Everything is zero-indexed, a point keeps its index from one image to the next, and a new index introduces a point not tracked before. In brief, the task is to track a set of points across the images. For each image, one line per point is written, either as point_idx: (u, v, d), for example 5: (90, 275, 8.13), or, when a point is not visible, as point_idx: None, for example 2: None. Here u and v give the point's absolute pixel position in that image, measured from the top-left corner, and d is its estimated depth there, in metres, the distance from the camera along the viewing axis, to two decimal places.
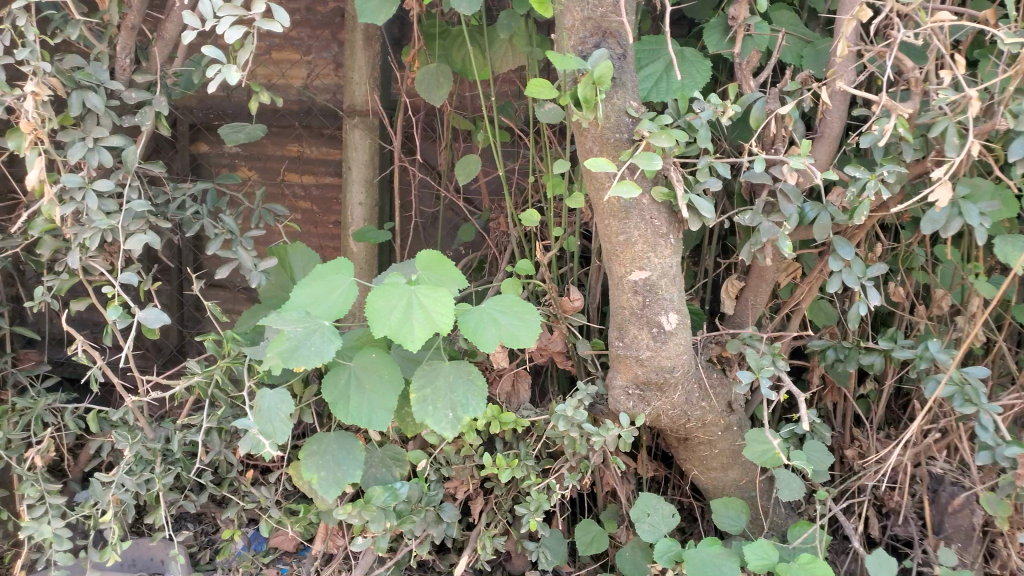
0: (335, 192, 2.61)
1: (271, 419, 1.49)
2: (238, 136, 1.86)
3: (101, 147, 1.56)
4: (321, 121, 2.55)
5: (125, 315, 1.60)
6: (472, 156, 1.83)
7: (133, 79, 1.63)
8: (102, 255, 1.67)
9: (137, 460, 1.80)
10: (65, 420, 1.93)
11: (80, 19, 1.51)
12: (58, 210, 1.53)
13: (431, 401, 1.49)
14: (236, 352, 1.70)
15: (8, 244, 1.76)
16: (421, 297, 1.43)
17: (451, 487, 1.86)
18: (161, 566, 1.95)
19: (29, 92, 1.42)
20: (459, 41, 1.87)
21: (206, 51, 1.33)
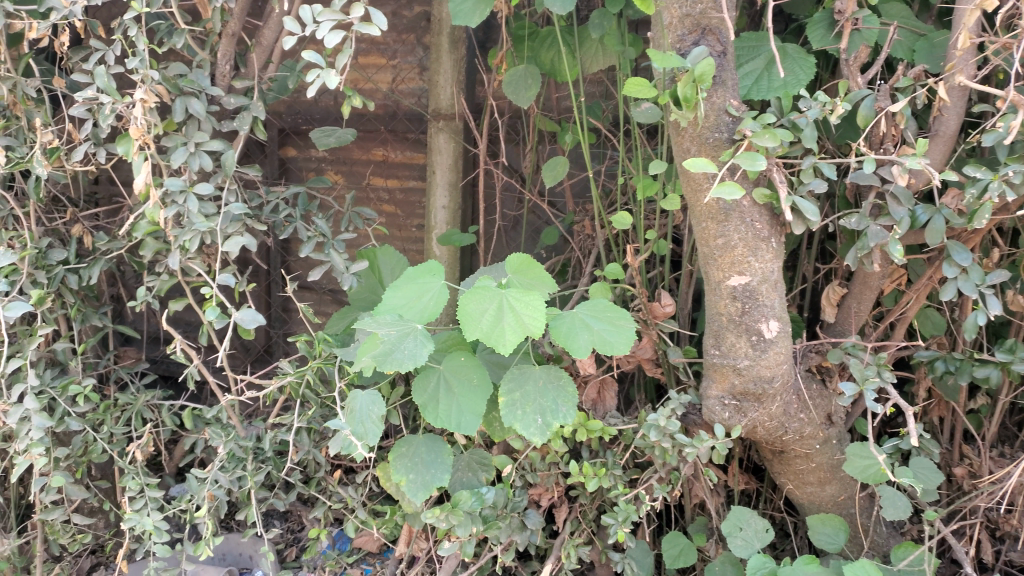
0: (418, 196, 2.62)
1: (362, 420, 1.50)
2: (329, 140, 1.90)
3: (202, 152, 1.60)
4: (406, 125, 2.55)
5: (222, 316, 1.64)
6: (560, 157, 1.79)
7: (233, 85, 1.66)
8: (201, 257, 1.72)
9: (230, 458, 1.84)
10: (163, 416, 1.99)
11: (185, 28, 1.55)
12: (162, 213, 1.57)
13: (520, 406, 1.46)
14: (328, 353, 1.74)
15: (114, 245, 1.83)
16: (512, 300, 1.40)
17: (536, 493, 1.83)
18: (250, 562, 2.00)
19: (138, 98, 1.47)
20: (549, 42, 1.85)
21: (306, 56, 1.34)
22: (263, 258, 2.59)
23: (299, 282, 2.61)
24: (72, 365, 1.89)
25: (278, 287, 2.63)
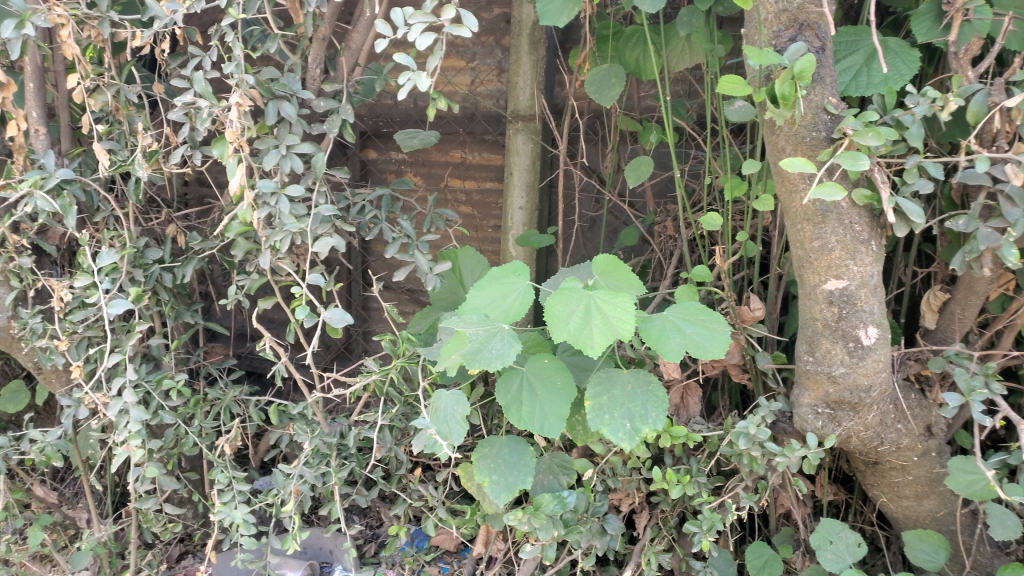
0: (495, 197, 2.63)
1: (447, 420, 1.51)
2: (413, 142, 1.93)
3: (293, 154, 1.64)
4: (484, 127, 2.55)
5: (311, 315, 1.67)
6: (645, 157, 1.77)
7: (322, 88, 1.69)
8: (290, 257, 1.76)
9: (314, 454, 1.87)
10: (250, 411, 2.04)
11: (279, 33, 1.58)
12: (255, 214, 1.62)
13: (607, 410, 1.43)
14: (411, 352, 1.77)
15: (207, 244, 1.89)
16: (600, 302, 1.38)
17: (616, 499, 1.82)
18: (330, 556, 2.03)
19: (235, 102, 1.51)
20: (633, 41, 1.82)
21: (398, 59, 1.36)
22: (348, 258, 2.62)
23: (385, 282, 2.63)
24: (166, 360, 1.95)
25: (359, 287, 2.64)
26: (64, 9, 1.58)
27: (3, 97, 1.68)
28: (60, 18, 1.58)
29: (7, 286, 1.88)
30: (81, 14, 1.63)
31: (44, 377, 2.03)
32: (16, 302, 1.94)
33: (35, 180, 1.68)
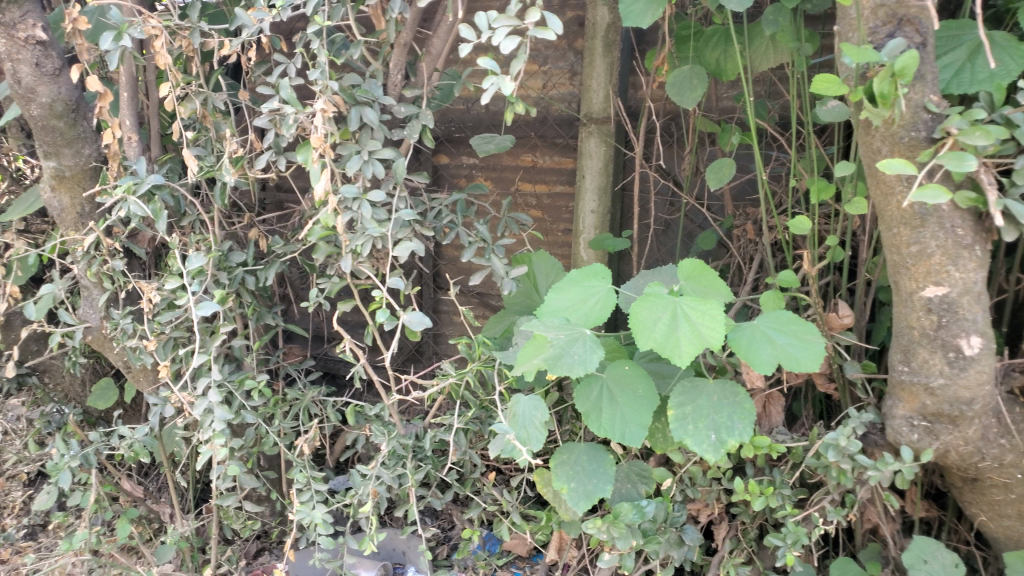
0: (566, 201, 2.58)
1: (526, 425, 1.50)
2: (489, 147, 1.93)
3: (375, 159, 1.66)
4: (556, 130, 2.53)
5: (390, 319, 1.69)
6: (727, 159, 1.73)
7: (403, 93, 1.71)
8: (370, 261, 1.78)
9: (391, 455, 1.88)
10: (328, 411, 2.08)
11: (362, 40, 1.61)
12: (338, 218, 1.64)
13: (691, 420, 1.41)
14: (487, 356, 1.77)
15: (289, 248, 1.94)
16: (687, 309, 1.36)
17: (695, 508, 1.77)
18: (403, 557, 2.05)
19: (320, 109, 1.54)
20: (715, 41, 1.79)
21: (482, 64, 1.35)
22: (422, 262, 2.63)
23: (461, 285, 2.60)
24: (248, 361, 2.00)
25: (434, 291, 2.67)
26: (158, 21, 1.65)
27: (101, 106, 1.76)
28: (155, 29, 1.65)
29: (101, 287, 1.96)
30: (174, 26, 1.69)
31: (133, 375, 2.11)
32: (109, 302, 2.02)
33: (129, 185, 1.75)
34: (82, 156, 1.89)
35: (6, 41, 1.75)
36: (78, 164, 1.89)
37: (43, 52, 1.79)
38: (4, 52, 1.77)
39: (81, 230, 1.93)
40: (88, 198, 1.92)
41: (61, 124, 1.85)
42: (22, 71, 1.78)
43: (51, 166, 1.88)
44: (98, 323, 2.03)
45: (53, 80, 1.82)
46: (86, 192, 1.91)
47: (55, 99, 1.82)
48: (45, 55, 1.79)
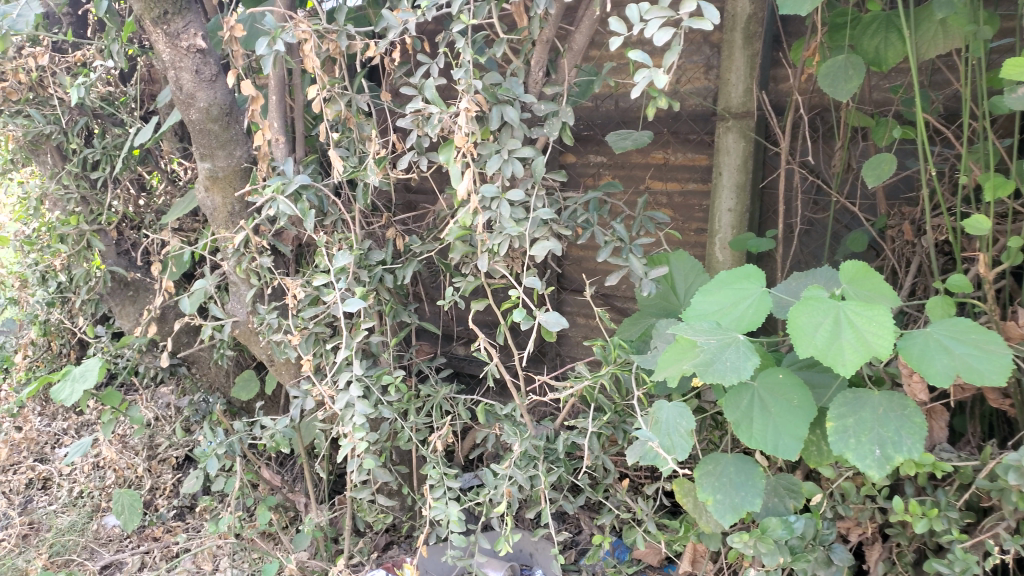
0: (699, 199, 2.48)
1: (670, 433, 1.46)
2: (626, 143, 1.91)
3: (514, 158, 1.65)
4: (689, 126, 2.44)
5: (526, 318, 1.67)
6: (887, 154, 1.61)
7: (544, 91, 1.70)
8: (505, 260, 1.78)
9: (524, 455, 1.87)
10: (459, 409, 2.10)
11: (505, 37, 1.61)
12: (477, 217, 1.65)
13: (853, 433, 1.32)
14: (623, 358, 1.72)
15: (429, 246, 1.99)
16: (850, 313, 1.27)
17: (845, 527, 1.66)
18: (529, 559, 2.05)
19: (464, 108, 1.55)
20: (873, 29, 1.67)
21: (633, 56, 1.32)
22: (555, 262, 2.56)
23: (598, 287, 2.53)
24: (384, 357, 2.04)
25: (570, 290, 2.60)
26: (307, 25, 1.70)
27: (252, 109, 1.84)
28: (305, 33, 1.70)
29: (248, 284, 2.06)
30: (322, 29, 1.74)
31: (276, 368, 2.20)
32: (255, 298, 2.12)
33: (278, 186, 1.82)
34: (234, 158, 1.98)
35: (170, 49, 1.85)
36: (230, 166, 1.98)
37: (202, 60, 1.89)
38: (167, 61, 1.87)
39: (232, 229, 2.02)
40: (238, 197, 2.01)
41: (215, 127, 1.94)
42: (183, 78, 1.89)
43: (206, 167, 1.98)
44: (245, 317, 2.13)
45: (210, 86, 1.91)
46: (237, 192, 2.00)
47: (212, 103, 1.92)
48: (204, 62, 1.89)
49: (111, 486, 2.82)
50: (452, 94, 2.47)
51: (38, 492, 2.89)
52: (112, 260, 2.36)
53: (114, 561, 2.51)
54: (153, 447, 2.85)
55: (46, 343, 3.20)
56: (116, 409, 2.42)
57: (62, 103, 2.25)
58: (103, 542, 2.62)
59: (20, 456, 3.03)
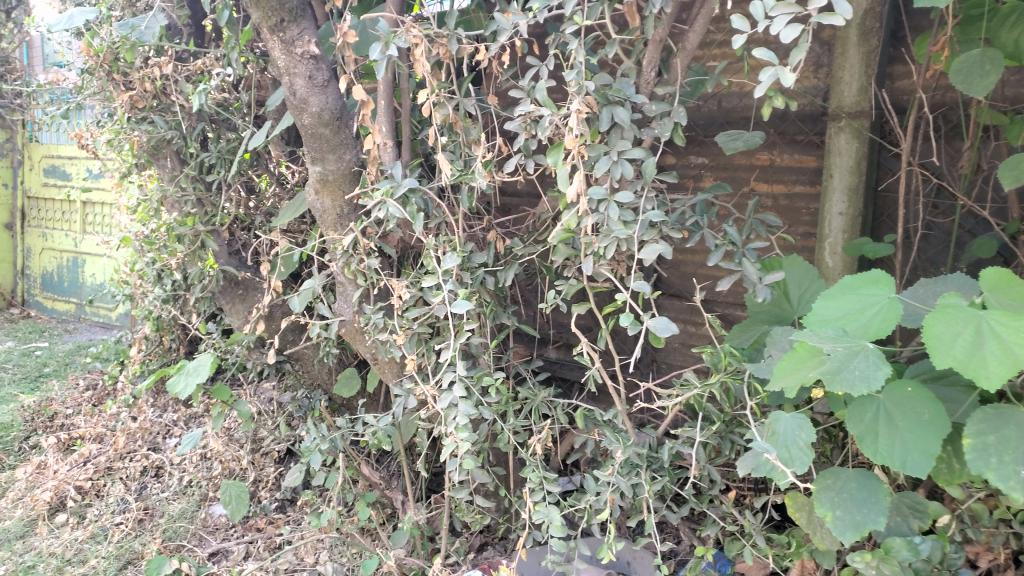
0: (807, 202, 2.33)
1: (788, 445, 1.41)
2: (737, 143, 1.89)
3: (624, 160, 1.62)
4: (797, 126, 2.31)
5: (634, 323, 1.64)
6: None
7: (655, 91, 1.67)
8: (610, 264, 1.75)
9: (626, 463, 1.85)
10: (558, 412, 2.08)
11: (617, 38, 1.59)
12: (585, 219, 1.63)
13: (994, 451, 1.24)
14: (735, 367, 1.69)
15: (530, 249, 1.99)
16: (993, 324, 1.19)
17: (974, 552, 1.56)
18: (628, 567, 2.01)
19: (575, 109, 1.53)
20: (1012, 21, 1.57)
21: (757, 55, 1.30)
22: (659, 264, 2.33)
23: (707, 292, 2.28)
24: (483, 358, 2.05)
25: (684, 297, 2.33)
26: (419, 30, 1.74)
27: (363, 114, 1.88)
28: (416, 38, 1.73)
29: (354, 284, 2.11)
30: (433, 34, 1.76)
31: (379, 367, 2.24)
32: (361, 298, 2.17)
33: (387, 189, 1.87)
34: (344, 161, 2.03)
35: (285, 56, 1.91)
36: (340, 169, 2.03)
37: (315, 66, 1.94)
38: (282, 67, 1.93)
39: (341, 230, 2.08)
40: (347, 200, 2.06)
41: (326, 131, 2.00)
42: (297, 83, 1.94)
43: (317, 170, 2.03)
44: (351, 317, 2.18)
45: (322, 91, 1.96)
46: (346, 195, 2.05)
47: (323, 108, 1.97)
48: (317, 68, 1.95)
49: (218, 477, 2.93)
50: (553, 96, 2.47)
51: (151, 479, 3.04)
52: (224, 259, 2.42)
53: (220, 549, 2.62)
54: (257, 440, 2.96)
55: (158, 338, 3.38)
56: (226, 402, 2.52)
57: (182, 109, 2.37)
58: (211, 530, 2.74)
59: (135, 444, 3.19)
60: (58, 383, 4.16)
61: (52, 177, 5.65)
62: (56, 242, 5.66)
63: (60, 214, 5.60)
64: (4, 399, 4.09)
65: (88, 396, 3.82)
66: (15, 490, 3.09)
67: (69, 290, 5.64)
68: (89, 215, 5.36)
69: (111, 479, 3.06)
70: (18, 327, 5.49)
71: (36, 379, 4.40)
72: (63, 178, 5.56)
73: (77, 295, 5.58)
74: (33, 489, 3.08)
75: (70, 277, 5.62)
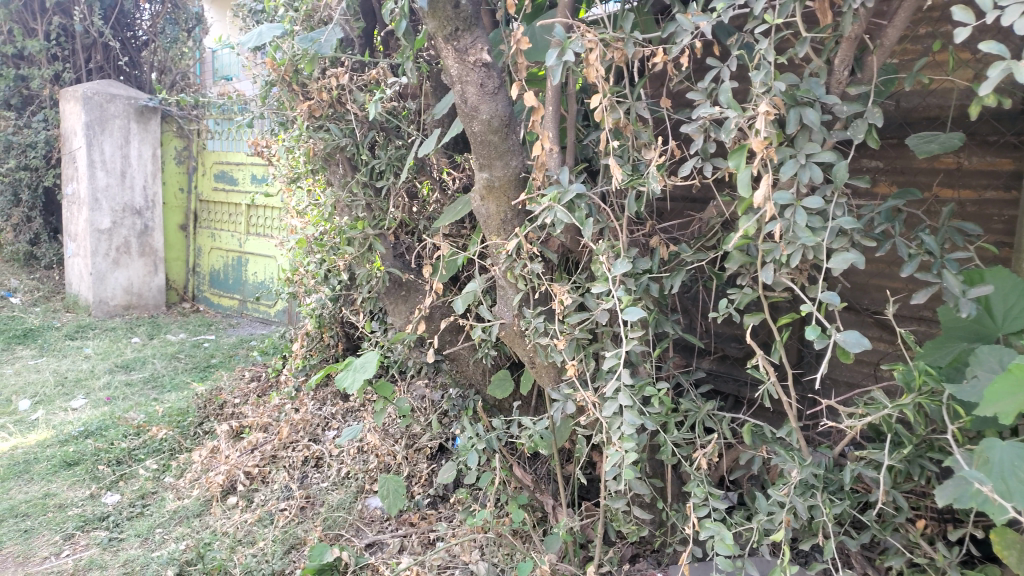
0: (1004, 210, 2.02)
1: (1005, 475, 1.31)
2: (932, 146, 1.76)
3: (812, 164, 1.55)
4: (992, 125, 2.02)
5: (821, 337, 1.56)
6: None
7: (847, 91, 1.58)
8: (791, 272, 1.68)
9: (802, 483, 1.76)
10: (724, 427, 2.01)
11: (809, 36, 1.51)
12: (769, 226, 1.57)
13: None
14: (931, 387, 1.56)
15: (700, 255, 1.91)
16: None
17: None
18: None
19: (763, 111, 1.47)
20: None
21: (986, 48, 1.24)
22: (843, 274, 2.11)
23: (901, 307, 2.04)
24: (644, 368, 2.00)
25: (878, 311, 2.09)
26: (594, 35, 1.73)
27: (534, 120, 1.89)
28: (592, 43, 1.73)
29: (516, 288, 2.13)
30: (609, 38, 1.75)
31: (536, 370, 2.26)
32: (521, 302, 2.19)
33: (555, 195, 1.87)
34: (510, 167, 2.05)
35: (459, 65, 1.96)
36: (507, 175, 2.06)
37: (487, 73, 1.97)
38: (455, 75, 1.98)
39: (505, 235, 2.10)
40: (512, 206, 2.09)
41: (495, 138, 2.02)
42: (469, 91, 1.98)
43: (484, 177, 2.07)
44: (511, 320, 2.21)
45: (492, 98, 1.99)
46: (511, 201, 2.08)
47: (493, 115, 1.99)
48: (488, 75, 1.97)
49: (374, 470, 3.05)
50: None
51: (312, 469, 3.21)
52: (389, 262, 2.53)
53: (376, 540, 2.71)
54: (411, 437, 3.07)
55: (319, 335, 3.58)
56: (387, 399, 2.62)
57: (356, 118, 2.49)
58: (367, 522, 2.85)
59: (298, 435, 3.38)
60: (227, 373, 4.48)
61: (221, 183, 6.10)
62: (224, 243, 6.11)
63: (228, 216, 6.04)
64: (179, 386, 4.46)
65: (254, 387, 4.09)
66: (193, 471, 3.35)
67: (233, 287, 6.07)
68: (254, 217, 5.77)
69: (276, 466, 3.25)
70: (189, 320, 5.97)
71: (206, 369, 4.77)
72: (231, 183, 5.99)
73: (241, 292, 5.99)
74: (208, 472, 3.33)
75: (234, 275, 6.05)
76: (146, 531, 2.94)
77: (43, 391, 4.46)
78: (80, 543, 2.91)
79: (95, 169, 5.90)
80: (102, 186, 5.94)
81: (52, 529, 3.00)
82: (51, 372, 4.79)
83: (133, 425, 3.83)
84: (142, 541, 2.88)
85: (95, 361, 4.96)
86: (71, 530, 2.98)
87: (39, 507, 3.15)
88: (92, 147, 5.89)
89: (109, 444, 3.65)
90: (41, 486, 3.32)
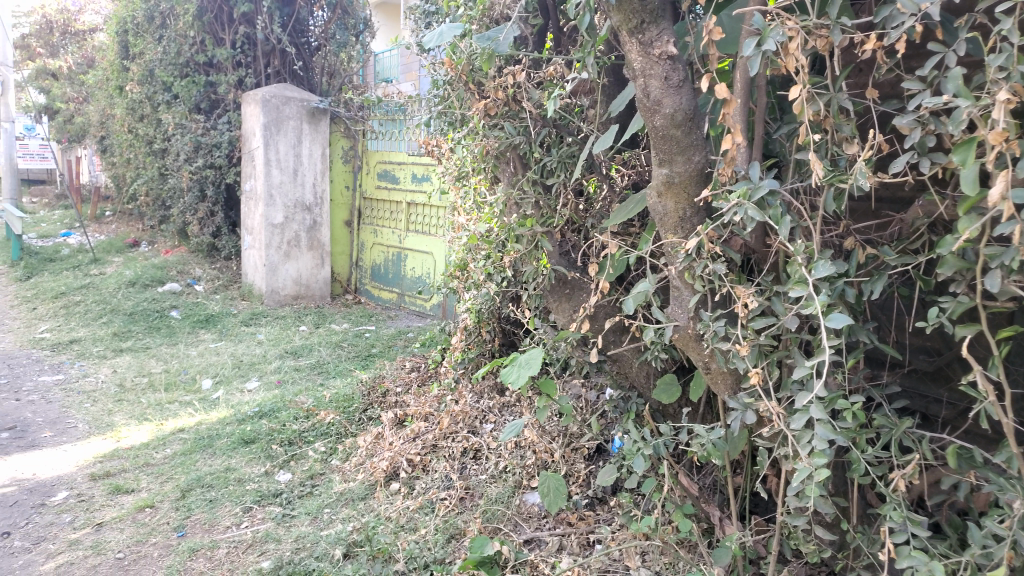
0: None
1: None
2: None
3: None
4: None
5: None
6: None
7: None
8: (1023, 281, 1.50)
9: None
10: (925, 447, 1.83)
11: None
12: (1001, 228, 1.40)
13: None
14: None
15: (906, 259, 1.75)
16: None
17: None
18: None
19: (1004, 100, 1.31)
20: None
21: None
22: None
23: None
24: (835, 378, 1.86)
25: None
26: (796, 22, 1.63)
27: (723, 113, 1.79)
28: (794, 31, 1.62)
29: (693, 289, 2.04)
30: (813, 25, 1.63)
31: (710, 377, 2.15)
32: (697, 304, 2.10)
33: (745, 192, 1.77)
34: (692, 163, 1.96)
35: (643, 58, 1.90)
36: (688, 171, 1.97)
37: (672, 66, 1.90)
38: (639, 69, 1.92)
39: (683, 234, 2.02)
40: (692, 203, 2.00)
41: (678, 133, 1.94)
42: (652, 85, 1.92)
43: (664, 173, 2.00)
44: (686, 322, 2.12)
45: (677, 91, 1.91)
46: (692, 198, 1.99)
47: (677, 109, 1.91)
48: (673, 68, 1.90)
49: (532, 466, 3.04)
50: None
51: (470, 461, 3.26)
52: (556, 259, 2.52)
53: (535, 537, 2.71)
54: (570, 436, 3.05)
55: (478, 330, 3.65)
56: (549, 396, 2.61)
57: (530, 116, 2.49)
58: (525, 518, 2.85)
59: (457, 426, 3.42)
60: (387, 363, 4.67)
61: (384, 181, 6.37)
62: (385, 239, 6.38)
63: (390, 214, 6.30)
64: (343, 373, 4.69)
65: (413, 377, 4.23)
66: (358, 456, 3.51)
67: (392, 281, 6.33)
68: (414, 215, 6.01)
69: (436, 456, 3.33)
70: (351, 311, 6.29)
71: (366, 358, 4.99)
72: (393, 181, 6.25)
73: (400, 286, 6.24)
74: (371, 457, 3.47)
75: (394, 270, 6.30)
76: (315, 510, 3.10)
77: (223, 372, 4.83)
78: (258, 517, 3.11)
79: (271, 167, 6.33)
80: (276, 183, 6.36)
81: (233, 501, 3.23)
82: (229, 355, 5.18)
83: (302, 408, 4.05)
84: (312, 519, 3.05)
85: (267, 347, 5.32)
86: (250, 504, 3.19)
87: (222, 480, 3.41)
88: (269, 146, 6.32)
89: (281, 425, 3.89)
90: (224, 461, 3.60)
